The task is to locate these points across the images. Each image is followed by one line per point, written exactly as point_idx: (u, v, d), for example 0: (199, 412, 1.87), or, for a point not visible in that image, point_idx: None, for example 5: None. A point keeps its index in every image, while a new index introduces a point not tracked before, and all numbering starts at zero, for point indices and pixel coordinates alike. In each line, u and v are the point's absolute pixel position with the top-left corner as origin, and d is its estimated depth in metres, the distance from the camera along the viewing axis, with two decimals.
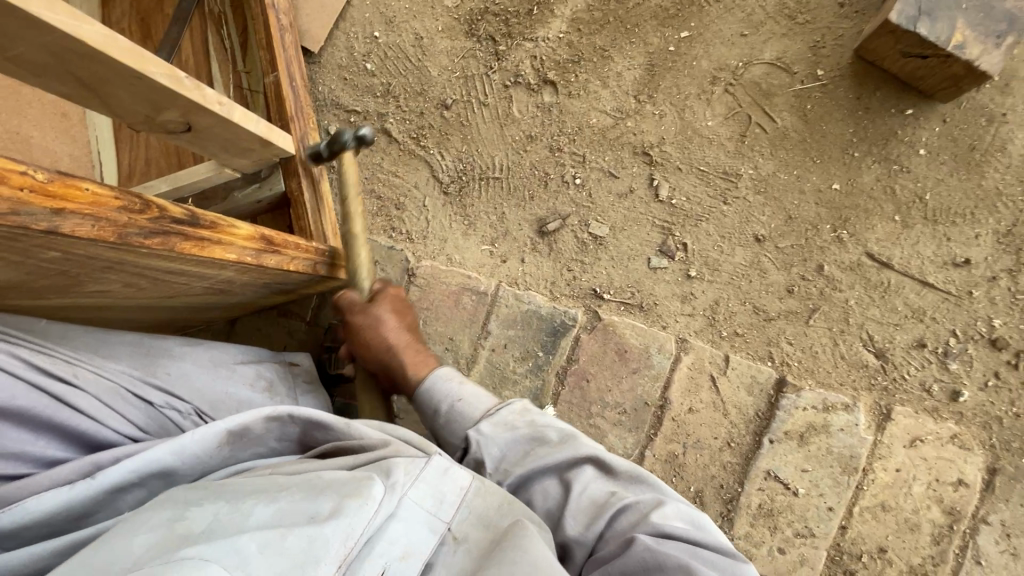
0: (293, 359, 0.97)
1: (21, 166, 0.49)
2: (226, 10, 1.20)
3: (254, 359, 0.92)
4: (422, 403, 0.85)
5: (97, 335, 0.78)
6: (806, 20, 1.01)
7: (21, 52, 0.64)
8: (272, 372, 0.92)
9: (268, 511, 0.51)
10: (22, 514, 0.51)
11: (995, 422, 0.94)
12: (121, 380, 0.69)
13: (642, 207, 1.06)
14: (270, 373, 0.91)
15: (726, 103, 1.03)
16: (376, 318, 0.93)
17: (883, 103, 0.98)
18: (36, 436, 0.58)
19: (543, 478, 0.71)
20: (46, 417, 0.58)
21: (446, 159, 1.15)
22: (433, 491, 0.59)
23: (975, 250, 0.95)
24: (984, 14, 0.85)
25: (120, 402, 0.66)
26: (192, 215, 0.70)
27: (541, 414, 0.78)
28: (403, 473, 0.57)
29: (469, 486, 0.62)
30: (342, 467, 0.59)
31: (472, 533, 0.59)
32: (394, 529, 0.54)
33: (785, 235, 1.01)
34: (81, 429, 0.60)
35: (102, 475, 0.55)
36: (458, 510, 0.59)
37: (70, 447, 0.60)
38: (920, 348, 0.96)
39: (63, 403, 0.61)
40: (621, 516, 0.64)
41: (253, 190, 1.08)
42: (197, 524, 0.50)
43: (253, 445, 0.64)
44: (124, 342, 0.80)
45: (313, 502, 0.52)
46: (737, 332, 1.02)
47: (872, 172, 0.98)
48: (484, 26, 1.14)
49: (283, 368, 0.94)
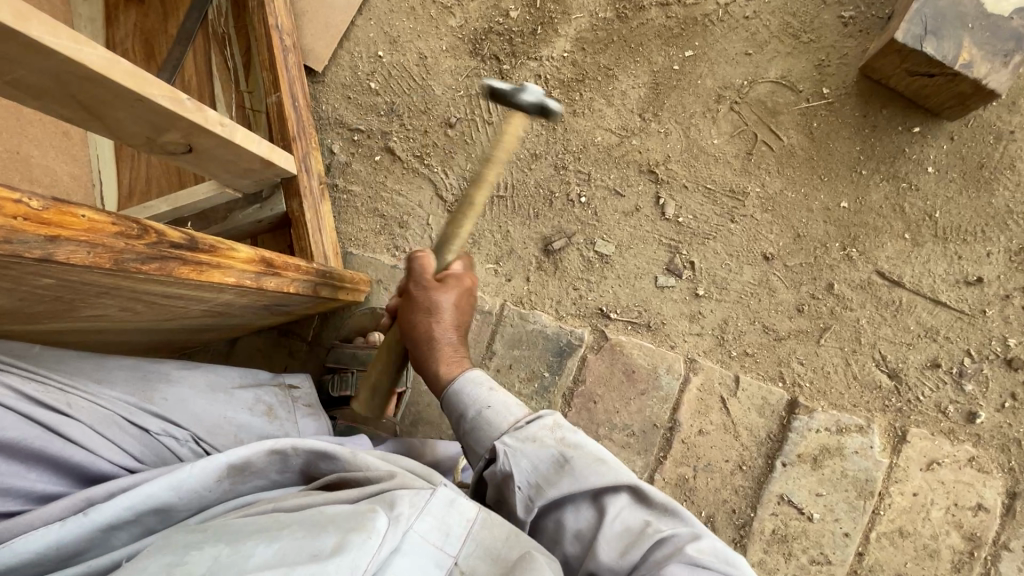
0: (293, 382, 0.94)
1: (16, 194, 0.47)
2: (229, 30, 1.20)
3: (253, 383, 0.89)
4: (449, 406, 0.75)
5: (95, 361, 0.76)
6: (810, 39, 1.01)
7: (21, 76, 0.63)
8: (272, 396, 0.89)
9: (267, 552, 0.49)
10: (10, 555, 0.49)
11: (1014, 444, 0.91)
12: (115, 407, 0.67)
13: (649, 225, 1.05)
14: (270, 398, 0.88)
15: (731, 121, 1.03)
16: (434, 304, 0.79)
17: (889, 121, 0.97)
18: (28, 469, 0.55)
19: (576, 502, 0.63)
20: (37, 448, 0.56)
21: (451, 177, 1.15)
22: (439, 521, 0.56)
23: (987, 268, 0.94)
24: (991, 33, 0.84)
25: (114, 431, 0.64)
26: (191, 239, 0.67)
27: (575, 429, 0.68)
28: (407, 506, 0.55)
29: (475, 519, 0.58)
30: (344, 499, 0.57)
31: (480, 565, 0.56)
32: (398, 564, 0.52)
33: (794, 253, 1.00)
34: (73, 461, 0.58)
35: (96, 511, 0.52)
36: (465, 541, 0.57)
37: (62, 480, 0.57)
38: (934, 369, 0.94)
39: (55, 434, 0.59)
40: (658, 549, 0.57)
41: (255, 210, 1.07)
42: (197, 568, 0.47)
43: (254, 478, 0.62)
44: (123, 366, 0.77)
45: (314, 540, 0.50)
46: (747, 351, 1.00)
47: (880, 191, 0.97)
48: (488, 45, 1.15)
49: (284, 391, 0.91)
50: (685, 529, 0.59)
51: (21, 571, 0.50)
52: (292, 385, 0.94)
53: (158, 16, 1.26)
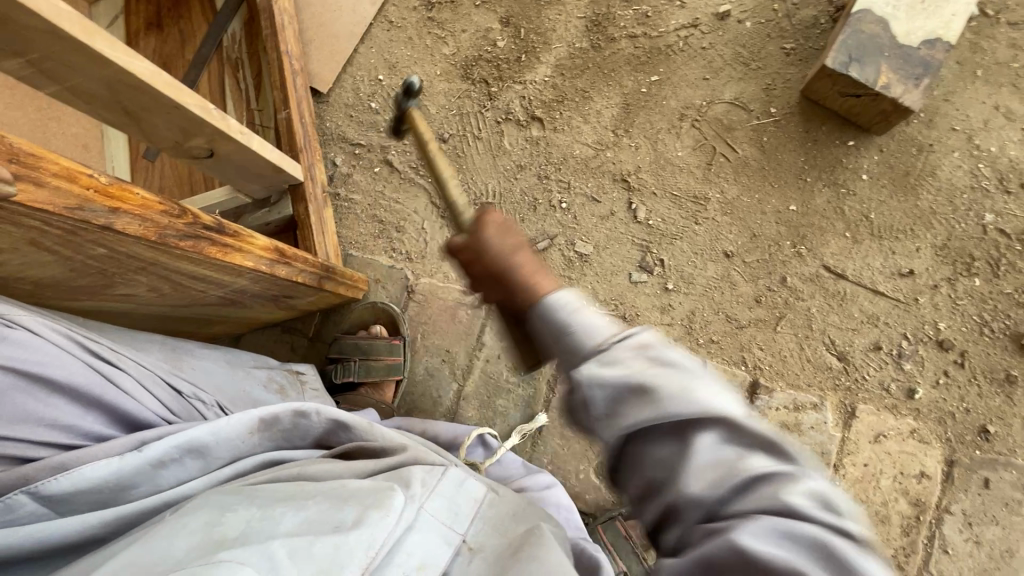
0: (301, 368, 1.03)
1: (88, 169, 0.56)
2: (242, 56, 1.34)
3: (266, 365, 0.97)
4: None
5: (130, 332, 0.84)
6: (758, 66, 1.16)
7: (78, 81, 0.73)
8: (283, 377, 0.97)
9: (294, 519, 0.54)
10: (79, 479, 0.56)
11: (949, 417, 1.02)
12: (156, 369, 0.75)
13: (623, 227, 1.17)
14: (281, 378, 0.96)
15: (693, 136, 1.17)
16: None
17: (828, 136, 1.12)
18: (85, 413, 0.63)
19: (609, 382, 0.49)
20: (97, 394, 0.64)
21: (444, 187, 1.26)
22: (450, 495, 0.63)
23: (917, 262, 1.07)
24: (904, 60, 0.99)
25: (157, 388, 0.72)
26: (219, 224, 0.75)
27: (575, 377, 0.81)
28: (420, 486, 0.61)
29: (482, 497, 0.66)
30: (362, 472, 0.65)
31: (489, 540, 0.62)
32: (412, 540, 0.56)
33: (751, 250, 1.12)
34: (125, 407, 0.66)
35: (149, 448, 0.60)
36: (474, 520, 0.63)
37: (114, 424, 0.65)
38: (876, 351, 1.06)
39: (110, 383, 0.66)
40: (742, 468, 0.44)
41: (262, 214, 1.16)
42: (231, 529, 0.53)
43: (278, 436, 0.71)
44: (154, 339, 0.85)
45: (337, 513, 0.55)
46: (712, 339, 1.11)
47: (823, 196, 1.11)
48: (477, 71, 1.28)
49: (293, 374, 1.00)
50: (781, 466, 0.44)
51: (85, 494, 0.57)
52: (299, 370, 1.02)
53: (176, 43, 1.38)
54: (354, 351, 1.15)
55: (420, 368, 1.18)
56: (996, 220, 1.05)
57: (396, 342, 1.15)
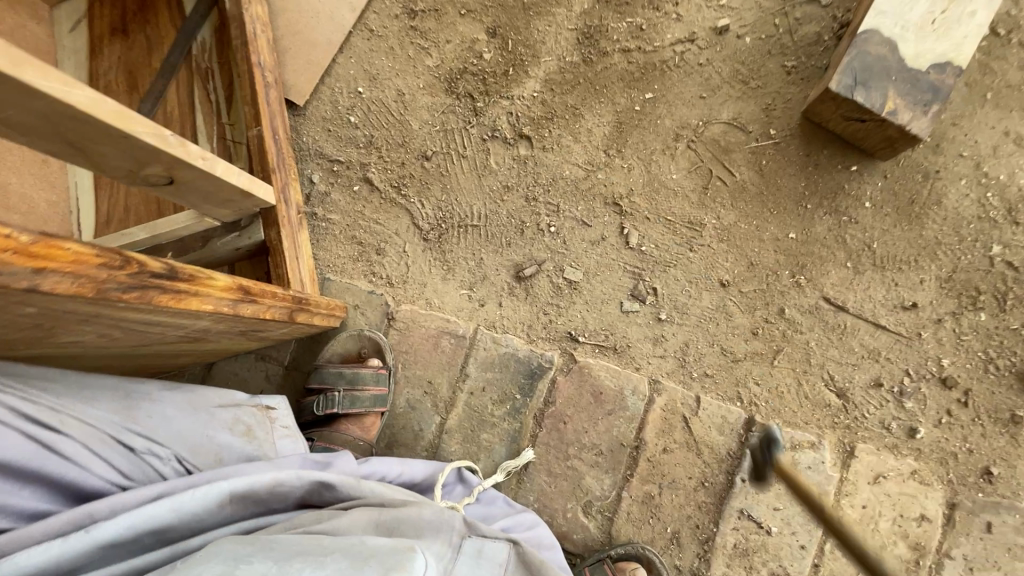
0: (270, 403, 0.90)
1: (6, 229, 0.48)
2: (213, 66, 1.26)
3: (233, 401, 0.87)
4: None
5: (76, 375, 0.75)
6: (758, 85, 1.10)
7: (11, 114, 0.66)
8: (252, 416, 0.87)
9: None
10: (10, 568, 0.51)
11: (951, 458, 0.98)
12: (106, 427, 0.69)
13: (614, 253, 1.12)
14: (251, 417, 0.87)
15: (688, 158, 1.11)
16: None
17: (830, 160, 1.06)
18: (20, 488, 0.59)
19: None
20: (33, 468, 0.60)
21: (426, 207, 1.20)
22: (473, 569, 0.71)
23: (921, 294, 1.02)
24: (913, 84, 0.93)
25: (105, 450, 0.67)
26: (171, 269, 0.68)
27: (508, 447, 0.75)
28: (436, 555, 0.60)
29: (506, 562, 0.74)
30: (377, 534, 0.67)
31: None
32: None
33: (748, 280, 1.07)
34: (66, 478, 0.62)
35: (97, 529, 0.56)
36: None
37: (51, 498, 0.61)
38: (877, 388, 1.01)
39: (50, 452, 0.62)
40: None
41: (231, 239, 1.09)
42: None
43: (252, 504, 0.68)
44: (103, 383, 0.76)
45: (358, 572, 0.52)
46: (707, 373, 1.06)
47: (824, 223, 1.06)
48: (463, 85, 1.22)
49: (263, 411, 0.89)
50: None
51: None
52: (270, 406, 0.91)
53: (143, 50, 1.30)
54: (337, 381, 1.08)
55: (401, 401, 1.13)
56: (1004, 251, 1.00)
57: (381, 371, 1.10)
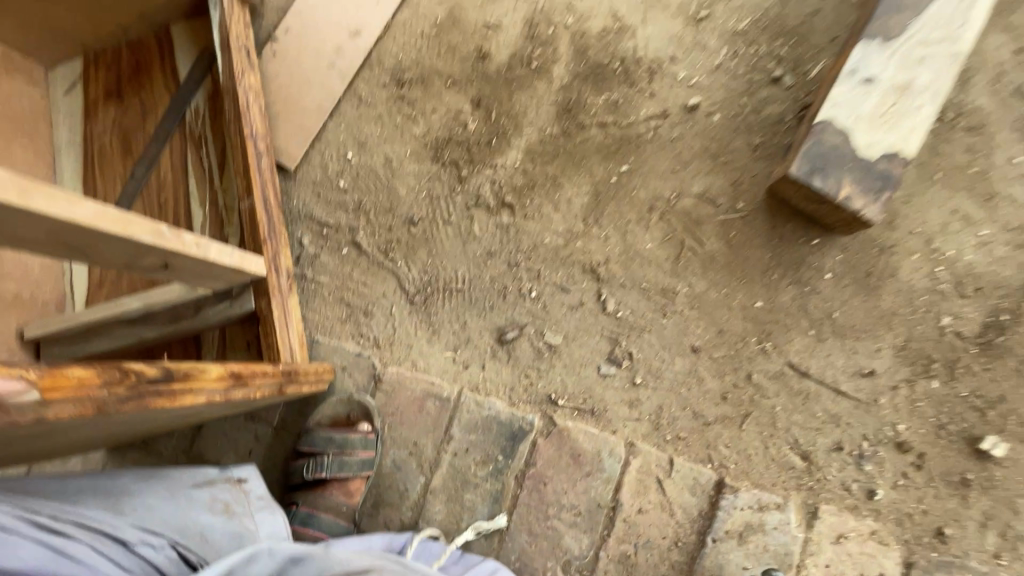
0: (242, 475, 0.97)
1: (13, 368, 0.53)
2: (206, 132, 1.31)
3: (206, 479, 0.93)
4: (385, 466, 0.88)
5: (60, 482, 0.81)
6: (726, 160, 1.17)
7: (16, 232, 0.70)
8: (227, 492, 0.93)
9: None
10: None
11: (908, 518, 1.04)
12: (102, 524, 0.76)
13: (592, 319, 1.17)
14: (227, 494, 0.93)
15: (662, 228, 1.17)
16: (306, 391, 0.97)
17: (793, 234, 1.13)
18: None
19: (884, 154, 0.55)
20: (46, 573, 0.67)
21: (413, 271, 1.25)
22: None
23: (878, 362, 1.08)
24: (865, 172, 1.00)
25: (103, 548, 0.74)
26: (166, 371, 0.73)
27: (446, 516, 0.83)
28: None
29: None
30: None
31: None
32: None
33: (718, 346, 1.13)
34: None
35: None
36: None
37: None
38: (838, 451, 1.07)
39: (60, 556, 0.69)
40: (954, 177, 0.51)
41: (223, 307, 1.13)
42: None
43: None
44: (84, 487, 0.81)
45: None
46: (679, 435, 1.11)
47: (788, 293, 1.12)
48: (448, 153, 1.27)
49: (237, 484, 0.95)
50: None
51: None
52: (242, 479, 0.97)
53: (138, 115, 1.34)
54: (327, 445, 1.12)
55: (387, 461, 1.17)
56: (954, 322, 1.07)
57: (370, 436, 1.14)
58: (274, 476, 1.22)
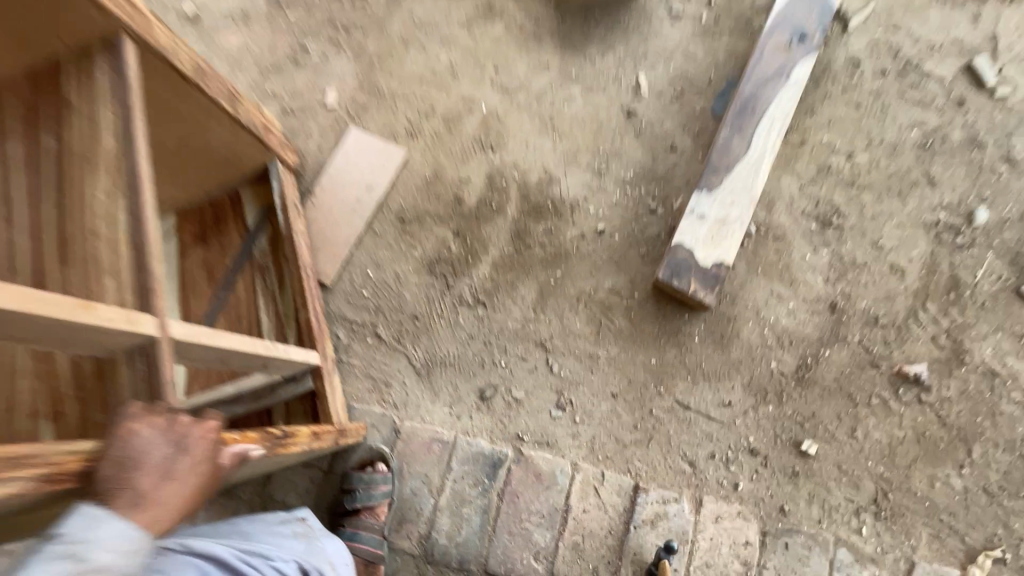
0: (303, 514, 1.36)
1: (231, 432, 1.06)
2: (268, 263, 1.88)
3: (282, 519, 1.32)
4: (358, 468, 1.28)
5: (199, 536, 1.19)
6: (625, 264, 1.75)
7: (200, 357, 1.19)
8: (299, 525, 1.32)
9: None
10: None
11: (761, 501, 1.55)
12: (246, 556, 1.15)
13: (544, 378, 1.70)
14: (300, 528, 1.32)
15: (586, 313, 1.74)
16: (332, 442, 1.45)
17: (672, 312, 1.69)
18: None
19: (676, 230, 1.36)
20: None
21: (418, 352, 1.78)
22: None
23: (733, 395, 1.62)
24: (703, 276, 1.61)
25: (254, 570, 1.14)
26: (284, 432, 1.25)
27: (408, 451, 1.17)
28: None
29: None
30: None
31: None
32: None
33: (629, 391, 1.66)
34: None
35: None
36: None
37: None
38: (712, 458, 1.59)
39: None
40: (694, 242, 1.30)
41: (291, 387, 1.64)
42: None
43: None
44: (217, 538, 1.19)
45: None
46: (607, 455, 1.63)
47: (672, 352, 1.67)
48: (438, 267, 1.84)
49: (302, 521, 1.34)
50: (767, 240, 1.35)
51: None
52: (304, 517, 1.35)
53: (217, 252, 1.84)
54: (361, 481, 1.61)
55: (407, 489, 1.66)
56: (778, 365, 1.62)
57: (387, 473, 1.63)
58: (324, 507, 1.70)
